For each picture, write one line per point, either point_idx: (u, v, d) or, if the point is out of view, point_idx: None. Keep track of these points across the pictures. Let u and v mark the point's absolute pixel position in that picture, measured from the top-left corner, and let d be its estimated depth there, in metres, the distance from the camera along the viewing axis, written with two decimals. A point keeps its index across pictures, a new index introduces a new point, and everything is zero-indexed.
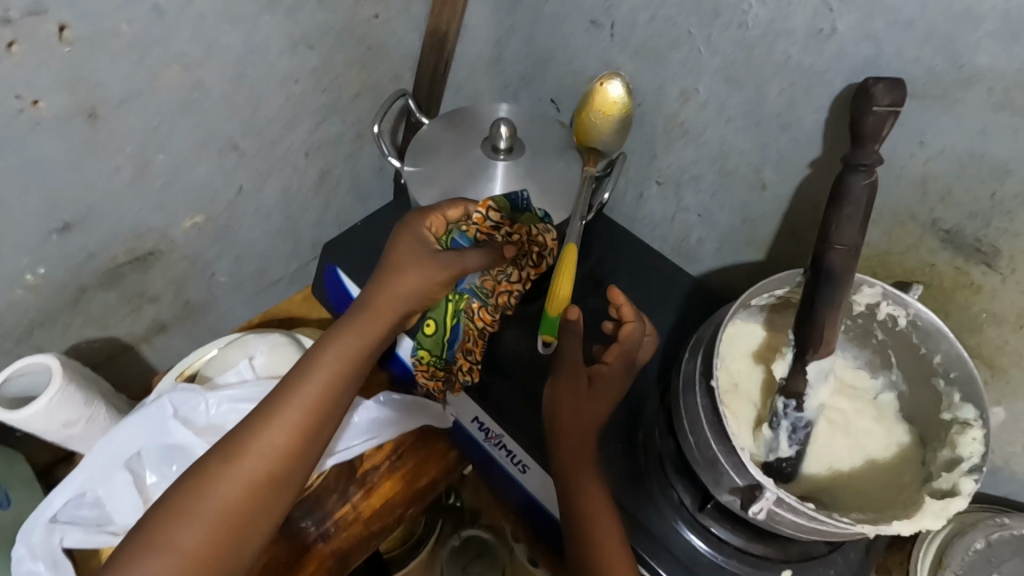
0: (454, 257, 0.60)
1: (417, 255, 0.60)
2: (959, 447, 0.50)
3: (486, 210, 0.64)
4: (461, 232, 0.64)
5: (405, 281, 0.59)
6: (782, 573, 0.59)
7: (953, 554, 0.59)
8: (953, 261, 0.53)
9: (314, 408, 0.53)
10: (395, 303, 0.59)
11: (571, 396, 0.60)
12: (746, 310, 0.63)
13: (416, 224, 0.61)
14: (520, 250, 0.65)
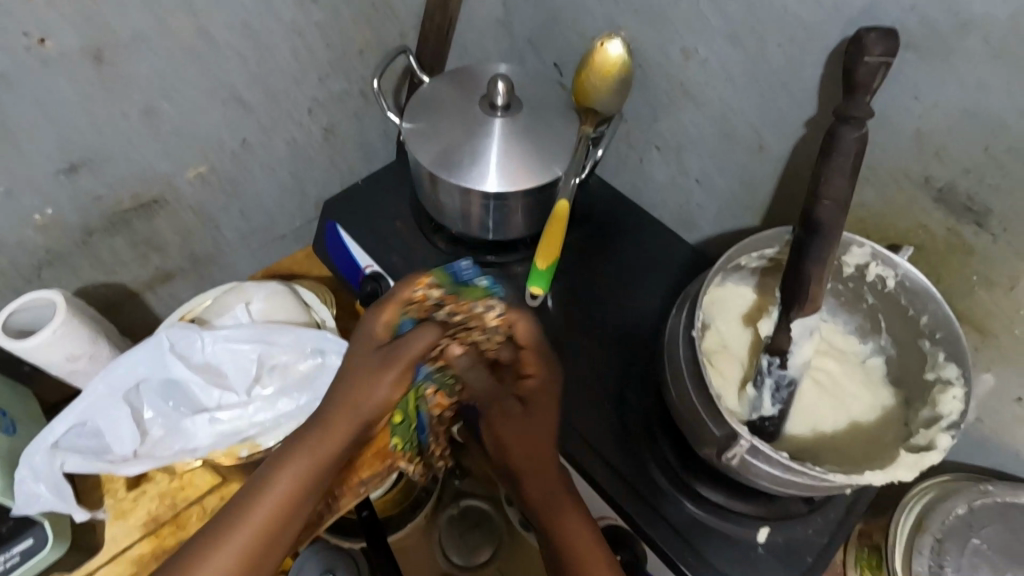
0: (397, 355, 0.43)
1: (365, 361, 0.43)
2: (941, 407, 0.51)
3: (427, 287, 0.46)
4: (405, 315, 0.46)
5: (356, 396, 0.43)
6: (760, 530, 0.59)
7: (933, 516, 0.58)
8: (945, 222, 0.53)
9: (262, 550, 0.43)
10: (353, 416, 0.43)
11: (509, 427, 0.52)
12: (738, 272, 0.63)
13: (366, 319, 0.46)
14: (478, 322, 0.46)
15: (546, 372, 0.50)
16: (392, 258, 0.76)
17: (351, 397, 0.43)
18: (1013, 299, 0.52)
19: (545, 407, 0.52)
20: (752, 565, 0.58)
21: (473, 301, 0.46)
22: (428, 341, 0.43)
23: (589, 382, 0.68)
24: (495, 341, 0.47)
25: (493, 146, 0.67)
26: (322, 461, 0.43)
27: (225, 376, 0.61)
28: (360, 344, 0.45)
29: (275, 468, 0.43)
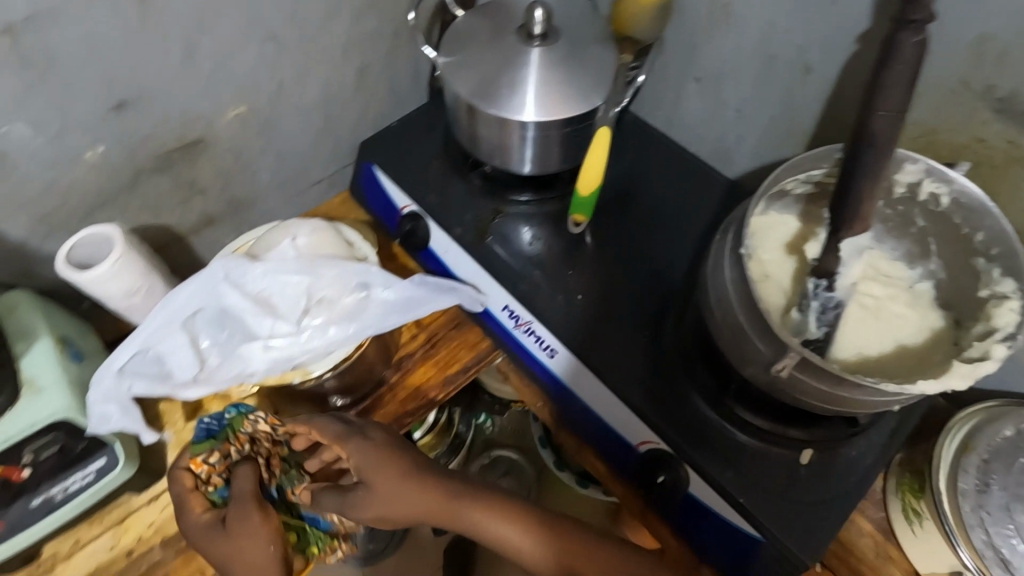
0: (239, 500, 0.56)
1: (224, 537, 0.56)
2: (995, 323, 0.51)
3: (201, 460, 0.60)
4: (214, 488, 0.60)
5: (257, 544, 0.55)
6: (803, 453, 0.60)
7: (980, 438, 0.58)
8: (1004, 133, 0.51)
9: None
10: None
11: (389, 490, 0.59)
12: (781, 200, 0.63)
13: (187, 521, 0.58)
14: (259, 454, 0.62)
15: (354, 454, 0.60)
16: (428, 197, 0.77)
17: (250, 546, 0.55)
18: None
19: (379, 468, 0.60)
20: (799, 485, 0.59)
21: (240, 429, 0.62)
22: (250, 473, 0.58)
23: (630, 314, 0.69)
24: (281, 439, 0.63)
25: (532, 77, 0.66)
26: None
27: (276, 307, 0.64)
28: (212, 517, 0.58)
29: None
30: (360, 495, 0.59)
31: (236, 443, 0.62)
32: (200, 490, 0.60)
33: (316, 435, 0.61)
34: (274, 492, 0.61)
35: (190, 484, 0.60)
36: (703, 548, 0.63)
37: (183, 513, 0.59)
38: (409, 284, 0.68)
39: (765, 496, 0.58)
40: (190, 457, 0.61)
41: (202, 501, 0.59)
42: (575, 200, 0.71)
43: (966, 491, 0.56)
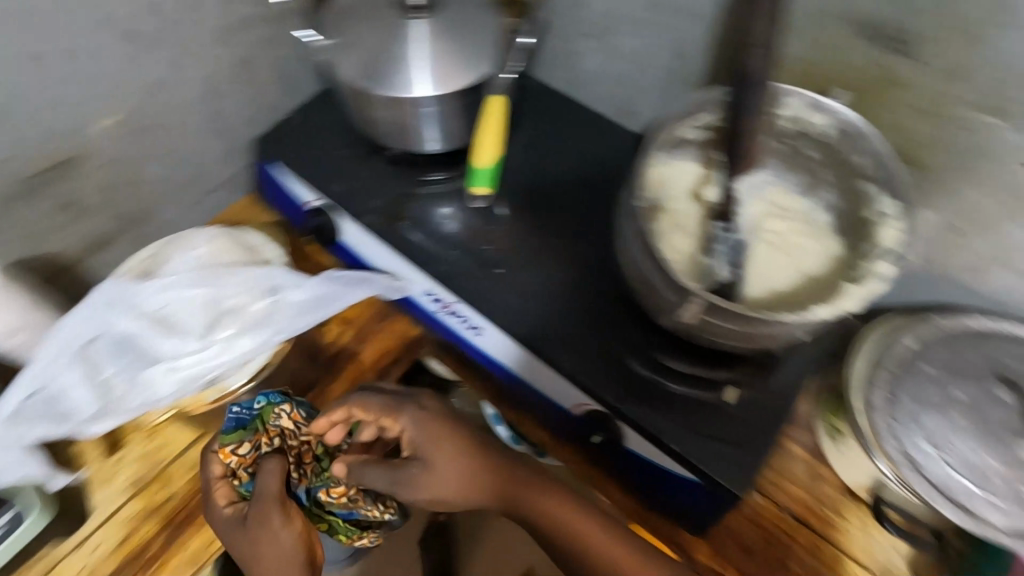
0: (264, 495, 0.55)
1: (243, 535, 0.55)
2: (880, 241, 0.53)
3: (230, 456, 0.59)
4: (241, 481, 0.59)
5: (276, 544, 0.54)
6: (727, 391, 0.62)
7: (886, 351, 0.61)
8: (871, 57, 0.53)
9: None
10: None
11: (450, 466, 0.59)
12: (681, 146, 0.63)
13: (211, 512, 0.58)
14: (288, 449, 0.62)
15: (408, 424, 0.61)
16: (332, 187, 0.73)
17: (268, 545, 0.54)
18: (939, 127, 0.53)
19: (432, 442, 0.60)
20: (727, 423, 0.60)
21: (268, 423, 0.60)
22: (275, 472, 0.57)
23: (550, 282, 0.68)
24: (308, 436, 0.62)
25: (424, 49, 0.64)
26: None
27: (179, 324, 0.60)
28: (238, 512, 0.57)
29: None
30: (422, 474, 0.59)
31: (265, 436, 0.60)
32: (228, 480, 0.59)
33: (359, 413, 0.61)
34: (303, 492, 0.63)
35: (220, 474, 0.59)
36: (651, 496, 0.65)
37: (214, 501, 0.58)
38: (317, 283, 0.62)
39: (695, 439, 0.59)
40: (219, 448, 0.59)
41: (227, 494, 0.59)
42: (472, 174, 0.70)
43: (876, 405, 0.58)
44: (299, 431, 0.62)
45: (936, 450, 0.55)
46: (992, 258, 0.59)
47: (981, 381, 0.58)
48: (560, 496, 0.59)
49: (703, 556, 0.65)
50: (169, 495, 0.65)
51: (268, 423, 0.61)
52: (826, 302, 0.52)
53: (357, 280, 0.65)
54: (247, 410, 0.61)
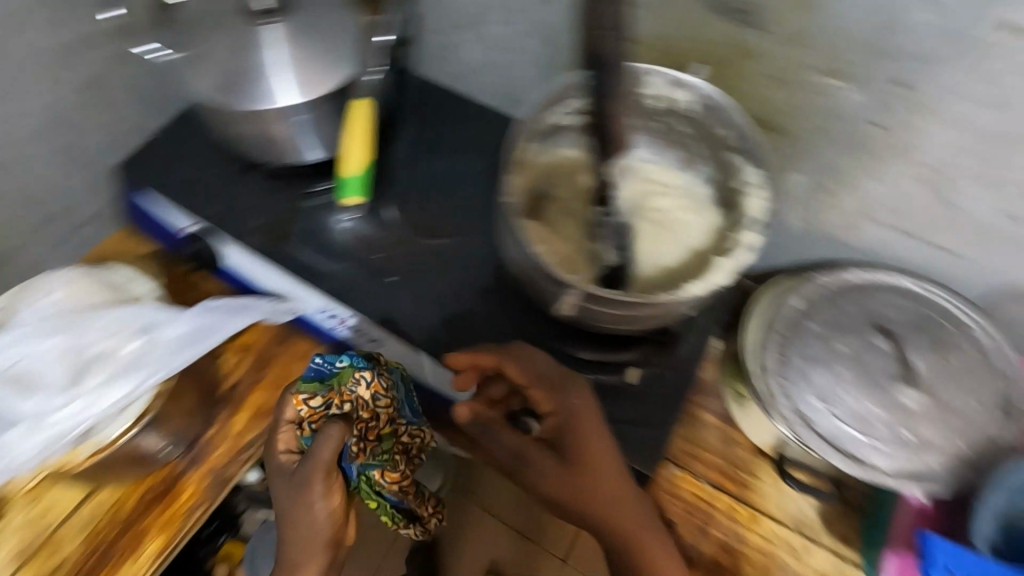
0: (315, 461, 0.54)
1: (291, 491, 0.56)
2: (747, 212, 0.55)
3: (303, 403, 0.58)
4: (303, 434, 0.59)
5: (312, 514, 0.55)
6: (629, 373, 0.62)
7: (774, 314, 0.63)
8: (723, 30, 0.53)
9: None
10: (307, 535, 0.56)
11: (569, 438, 0.56)
12: (559, 133, 0.63)
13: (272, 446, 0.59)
14: (349, 415, 0.59)
15: (530, 380, 0.57)
16: (207, 210, 0.69)
17: (304, 514, 0.55)
18: (792, 93, 0.54)
19: (579, 418, 0.56)
20: (630, 404, 0.61)
21: (346, 386, 0.59)
22: (334, 440, 0.55)
23: (446, 286, 0.66)
24: (377, 410, 0.61)
25: (280, 54, 0.60)
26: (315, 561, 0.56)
27: (38, 379, 0.55)
28: (288, 466, 0.58)
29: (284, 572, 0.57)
30: (526, 452, 0.57)
31: (338, 397, 0.59)
32: (293, 427, 0.59)
33: (506, 367, 0.57)
34: (356, 467, 0.63)
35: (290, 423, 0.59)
36: None
37: (274, 446, 0.59)
38: (193, 313, 0.61)
39: (601, 423, 0.60)
40: (294, 393, 0.59)
41: (291, 440, 0.59)
42: (343, 185, 0.68)
43: (768, 368, 0.60)
44: (378, 401, 0.61)
45: (826, 406, 0.58)
46: (859, 213, 0.61)
47: (861, 332, 0.61)
48: (618, 479, 0.56)
49: None
50: (60, 561, 0.61)
51: (344, 386, 0.60)
52: (698, 279, 0.54)
53: (237, 307, 0.65)
54: (358, 363, 0.61)
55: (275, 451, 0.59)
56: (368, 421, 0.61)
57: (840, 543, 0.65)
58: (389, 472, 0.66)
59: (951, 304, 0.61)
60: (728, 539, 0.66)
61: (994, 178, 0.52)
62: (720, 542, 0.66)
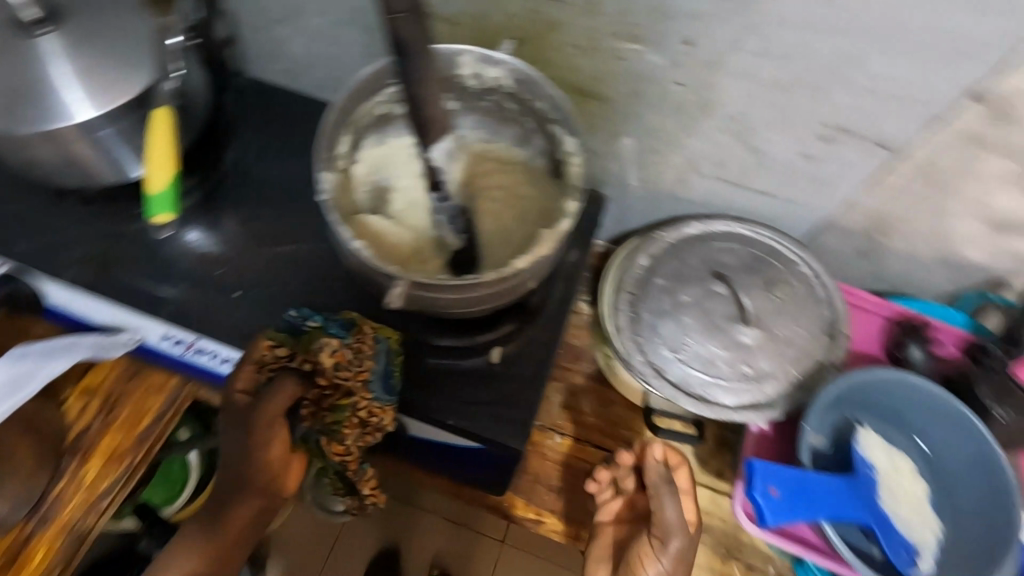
0: (265, 411, 0.53)
1: (234, 432, 0.54)
2: (570, 179, 0.56)
3: (266, 351, 0.55)
4: (263, 380, 0.55)
5: (254, 462, 0.54)
6: (493, 352, 0.63)
7: (624, 274, 0.66)
8: (524, 4, 0.54)
9: (226, 554, 0.58)
10: (241, 476, 0.55)
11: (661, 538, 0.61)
12: (388, 125, 0.63)
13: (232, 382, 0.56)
14: (309, 377, 0.55)
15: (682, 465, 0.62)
16: (18, 247, 0.63)
17: (245, 460, 0.54)
18: (601, 60, 0.57)
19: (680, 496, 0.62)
20: (497, 382, 0.62)
21: (314, 344, 0.55)
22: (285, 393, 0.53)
23: (298, 293, 0.64)
24: (346, 376, 0.54)
25: (60, 68, 0.54)
26: (245, 505, 0.56)
27: None
28: (236, 410, 0.54)
29: (213, 510, 0.57)
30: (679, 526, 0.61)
31: (302, 355, 0.55)
32: (253, 370, 0.55)
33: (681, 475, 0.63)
34: (303, 430, 0.57)
35: (252, 365, 0.55)
36: (454, 471, 0.66)
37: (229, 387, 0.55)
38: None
39: (468, 407, 0.60)
40: (264, 337, 0.56)
41: (248, 380, 0.55)
42: (148, 204, 0.62)
43: (621, 327, 0.63)
44: (339, 369, 0.54)
45: (673, 354, 0.61)
46: (685, 168, 0.65)
47: (700, 280, 0.64)
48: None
49: (520, 508, 0.68)
50: None
51: (314, 346, 0.55)
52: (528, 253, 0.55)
53: (58, 348, 0.61)
54: (336, 327, 0.56)
55: (232, 386, 0.55)
56: (327, 390, 0.55)
57: (715, 479, 0.70)
58: (336, 445, 0.55)
59: (775, 242, 0.65)
60: None
61: (785, 123, 0.55)
62: None
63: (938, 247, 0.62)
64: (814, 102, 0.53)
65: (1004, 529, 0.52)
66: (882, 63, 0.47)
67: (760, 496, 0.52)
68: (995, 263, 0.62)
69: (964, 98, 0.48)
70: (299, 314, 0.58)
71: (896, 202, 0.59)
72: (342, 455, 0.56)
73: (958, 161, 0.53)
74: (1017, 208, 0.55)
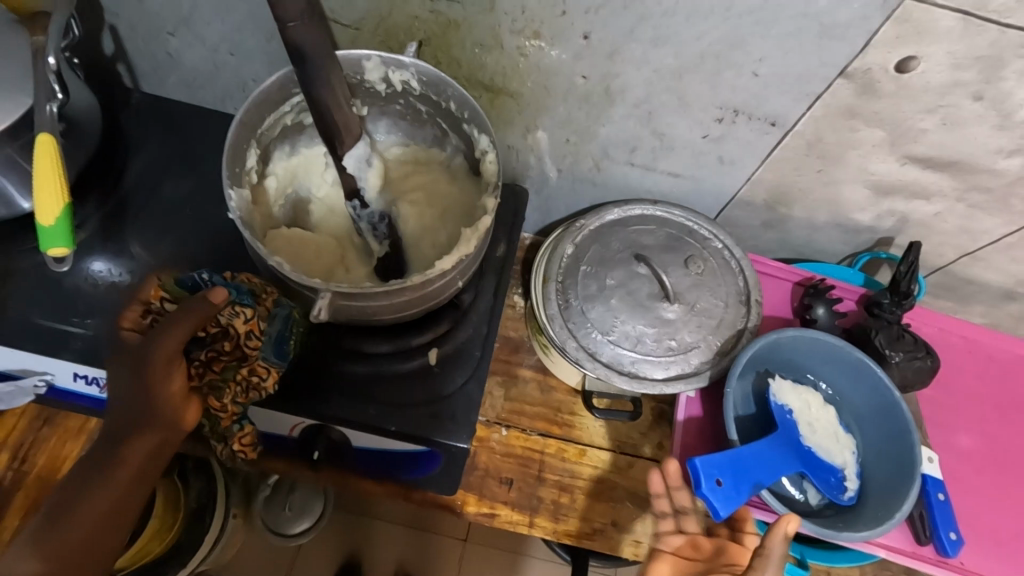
0: (166, 338, 0.48)
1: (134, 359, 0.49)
2: (488, 177, 0.57)
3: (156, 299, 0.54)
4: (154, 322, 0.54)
5: (144, 388, 0.49)
6: (431, 352, 0.64)
7: (552, 264, 0.67)
8: (425, 6, 0.54)
9: (102, 526, 0.49)
10: (144, 405, 0.49)
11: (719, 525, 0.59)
12: (300, 136, 0.62)
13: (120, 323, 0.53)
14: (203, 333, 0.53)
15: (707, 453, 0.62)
16: None
17: (137, 388, 0.49)
18: (508, 57, 0.57)
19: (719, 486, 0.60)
20: (437, 382, 0.62)
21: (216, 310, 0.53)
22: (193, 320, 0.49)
23: None
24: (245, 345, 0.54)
25: None
26: (135, 444, 0.49)
27: None
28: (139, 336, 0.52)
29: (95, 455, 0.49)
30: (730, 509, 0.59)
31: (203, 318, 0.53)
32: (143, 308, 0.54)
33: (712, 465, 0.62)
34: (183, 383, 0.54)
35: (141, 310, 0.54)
36: (401, 479, 0.65)
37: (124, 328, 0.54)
38: None
39: (406, 411, 0.60)
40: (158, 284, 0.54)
41: (136, 320, 0.54)
42: (41, 234, 0.51)
43: (553, 315, 0.64)
44: (249, 340, 0.54)
45: (604, 336, 0.63)
46: (599, 156, 0.67)
47: (624, 263, 0.67)
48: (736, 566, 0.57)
49: (473, 505, 0.68)
50: None
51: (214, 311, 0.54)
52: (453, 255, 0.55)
53: None
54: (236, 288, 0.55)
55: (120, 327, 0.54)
56: (218, 354, 0.53)
57: (657, 450, 0.73)
58: (212, 401, 0.53)
59: (689, 220, 0.69)
60: (562, 478, 0.71)
61: (684, 107, 0.58)
62: (555, 484, 0.70)
63: (833, 213, 0.68)
64: (708, 86, 0.56)
65: (905, 455, 0.57)
66: (763, 48, 0.51)
67: (715, 497, 0.52)
68: (881, 223, 0.68)
69: (837, 77, 0.52)
70: (198, 274, 0.56)
71: (790, 174, 0.63)
72: (219, 411, 0.54)
73: (839, 134, 0.57)
74: (893, 172, 0.61)
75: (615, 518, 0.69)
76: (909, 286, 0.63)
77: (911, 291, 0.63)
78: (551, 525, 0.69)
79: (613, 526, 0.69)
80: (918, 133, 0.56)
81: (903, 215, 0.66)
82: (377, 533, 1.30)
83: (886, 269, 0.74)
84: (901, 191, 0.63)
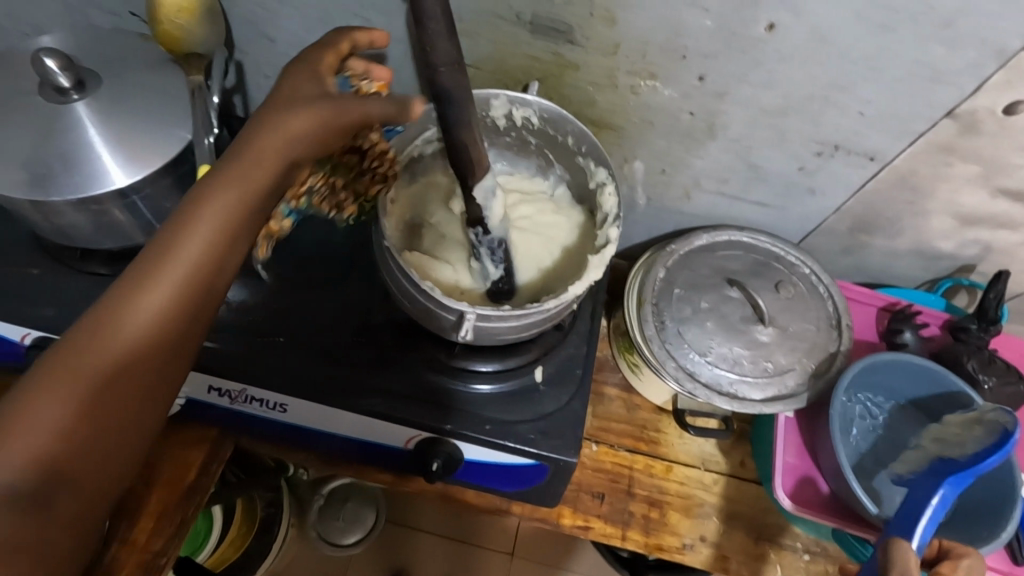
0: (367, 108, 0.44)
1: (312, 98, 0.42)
2: (604, 209, 0.61)
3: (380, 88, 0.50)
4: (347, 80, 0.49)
5: (263, 145, 0.40)
6: (536, 371, 0.67)
7: (647, 287, 0.70)
8: (548, 49, 0.59)
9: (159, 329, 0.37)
10: (281, 152, 0.41)
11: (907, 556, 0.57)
12: (419, 163, 0.66)
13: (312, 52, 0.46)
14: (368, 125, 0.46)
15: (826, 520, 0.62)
16: (43, 312, 0.62)
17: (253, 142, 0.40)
18: (619, 96, 0.62)
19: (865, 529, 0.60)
20: (542, 398, 0.66)
21: None
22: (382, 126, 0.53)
23: (338, 333, 0.67)
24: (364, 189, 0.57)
25: (88, 133, 0.55)
26: (206, 244, 0.38)
27: None
28: (283, 102, 0.42)
29: (137, 276, 0.37)
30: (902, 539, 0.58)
31: None
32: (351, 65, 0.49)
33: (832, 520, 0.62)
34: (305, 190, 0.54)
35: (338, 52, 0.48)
36: (503, 491, 0.68)
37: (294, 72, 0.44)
38: None
39: (517, 427, 0.63)
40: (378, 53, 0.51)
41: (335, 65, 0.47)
42: None
43: (651, 336, 0.67)
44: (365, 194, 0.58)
45: (702, 357, 0.66)
46: (691, 186, 0.71)
47: (716, 287, 0.70)
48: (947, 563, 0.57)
49: (567, 518, 0.71)
50: None
51: None
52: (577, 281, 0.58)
53: None
54: None
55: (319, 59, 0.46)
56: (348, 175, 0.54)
57: (738, 468, 0.76)
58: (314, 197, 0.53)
59: (775, 247, 0.72)
60: (650, 494, 0.73)
61: (783, 142, 0.62)
62: (644, 498, 0.73)
63: (916, 241, 0.71)
64: (811, 124, 0.59)
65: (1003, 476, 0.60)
66: (869, 91, 0.54)
67: None
68: (964, 251, 0.71)
69: (942, 116, 0.55)
70: None
71: (880, 205, 0.66)
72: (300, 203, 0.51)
73: (935, 168, 0.60)
74: (983, 205, 0.64)
75: (703, 534, 0.72)
76: (996, 312, 0.66)
77: (998, 318, 0.66)
78: (643, 539, 0.71)
79: (702, 541, 0.71)
80: (1012, 169, 0.59)
81: (987, 244, 0.69)
82: (424, 546, 1.30)
83: (963, 294, 0.77)
84: (988, 222, 0.66)
